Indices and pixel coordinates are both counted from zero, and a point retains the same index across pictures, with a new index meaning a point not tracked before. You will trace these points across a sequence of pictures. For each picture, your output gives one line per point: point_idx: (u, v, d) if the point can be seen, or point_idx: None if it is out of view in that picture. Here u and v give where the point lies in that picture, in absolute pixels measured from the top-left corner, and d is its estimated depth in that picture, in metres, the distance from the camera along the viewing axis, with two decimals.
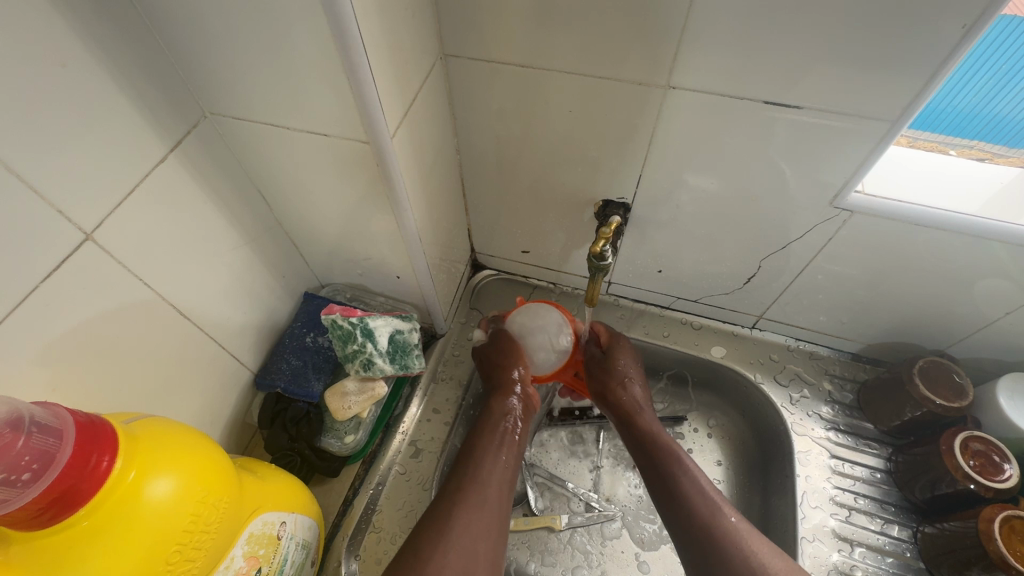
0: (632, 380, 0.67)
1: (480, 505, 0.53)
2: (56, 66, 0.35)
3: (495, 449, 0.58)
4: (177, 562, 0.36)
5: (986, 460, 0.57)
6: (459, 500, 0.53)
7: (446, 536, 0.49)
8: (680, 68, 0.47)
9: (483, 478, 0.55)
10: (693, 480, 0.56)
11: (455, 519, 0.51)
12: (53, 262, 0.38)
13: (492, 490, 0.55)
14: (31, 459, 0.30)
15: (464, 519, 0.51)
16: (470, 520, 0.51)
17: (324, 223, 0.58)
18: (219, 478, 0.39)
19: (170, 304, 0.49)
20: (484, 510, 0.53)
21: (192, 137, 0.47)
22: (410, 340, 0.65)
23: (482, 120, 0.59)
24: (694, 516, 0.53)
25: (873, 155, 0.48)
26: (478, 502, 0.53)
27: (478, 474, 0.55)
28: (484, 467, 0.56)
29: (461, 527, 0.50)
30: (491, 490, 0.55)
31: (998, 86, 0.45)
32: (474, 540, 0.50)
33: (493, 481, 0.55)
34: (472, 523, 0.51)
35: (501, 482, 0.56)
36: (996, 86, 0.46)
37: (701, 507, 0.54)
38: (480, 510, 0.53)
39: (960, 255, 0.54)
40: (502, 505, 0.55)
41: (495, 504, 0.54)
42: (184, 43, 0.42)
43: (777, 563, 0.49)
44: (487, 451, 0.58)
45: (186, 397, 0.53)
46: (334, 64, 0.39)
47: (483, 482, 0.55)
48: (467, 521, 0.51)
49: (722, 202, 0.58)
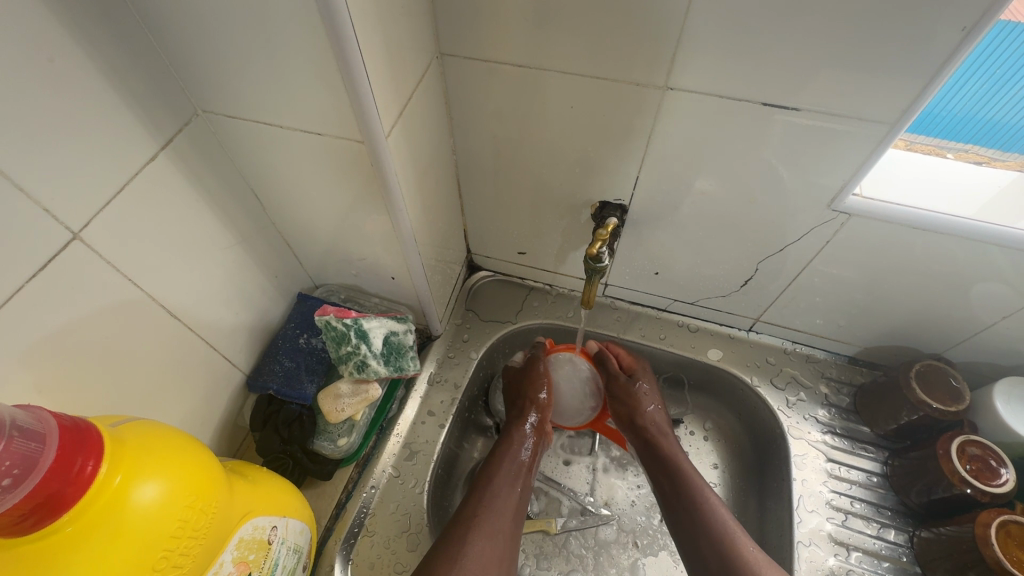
0: (655, 406, 0.68)
1: (493, 533, 0.53)
2: (42, 61, 0.34)
3: (507, 479, 0.59)
4: (164, 568, 0.35)
5: (983, 464, 0.56)
6: (471, 525, 0.53)
7: (456, 562, 0.49)
8: (678, 69, 0.47)
9: (496, 507, 0.56)
10: (710, 510, 0.56)
11: (467, 546, 0.51)
12: (39, 261, 0.37)
13: (503, 520, 0.55)
14: (12, 464, 0.29)
15: (477, 546, 0.51)
16: (483, 549, 0.51)
17: (318, 223, 0.58)
18: (207, 482, 0.38)
19: (160, 304, 0.48)
20: (497, 540, 0.53)
21: (184, 135, 0.46)
22: (405, 342, 0.65)
23: (479, 120, 0.58)
24: (712, 542, 0.54)
25: (871, 158, 0.48)
26: (491, 530, 0.53)
27: (492, 502, 0.56)
28: (497, 496, 0.57)
29: (473, 554, 0.50)
30: (502, 520, 0.55)
31: (993, 90, 0.45)
32: (486, 568, 0.50)
33: (505, 510, 0.56)
34: (486, 552, 0.51)
35: (512, 511, 0.56)
36: (992, 90, 0.45)
37: (720, 534, 0.54)
38: (493, 539, 0.53)
39: (958, 258, 0.53)
40: (513, 534, 0.55)
41: (506, 532, 0.54)
42: (175, 39, 0.41)
43: None
44: (498, 480, 0.58)
45: (176, 398, 0.52)
46: (328, 62, 0.38)
47: (496, 511, 0.55)
48: (478, 549, 0.51)
49: (720, 204, 0.58)
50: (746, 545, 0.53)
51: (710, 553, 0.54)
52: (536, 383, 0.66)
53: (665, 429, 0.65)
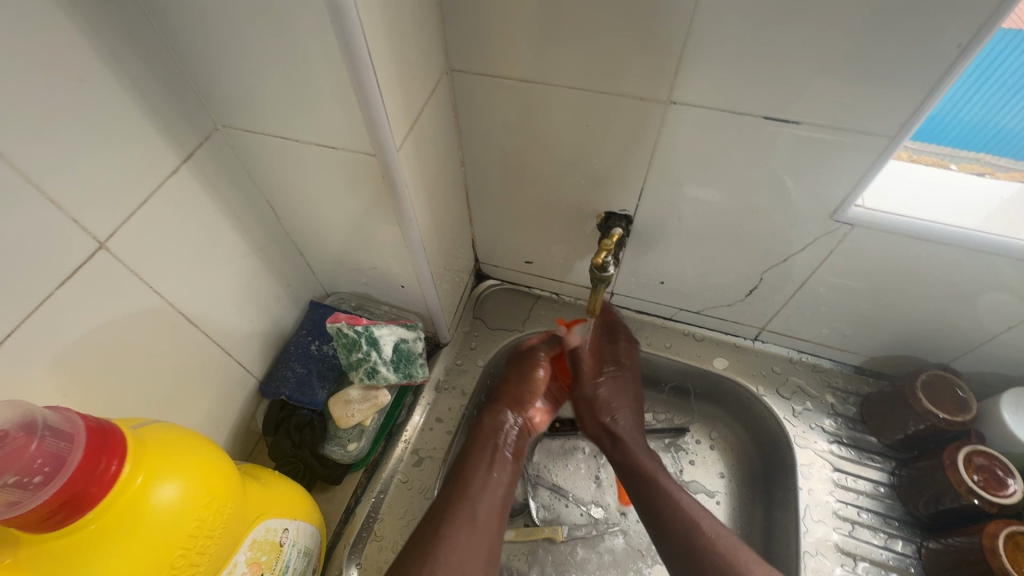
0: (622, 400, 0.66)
1: (470, 523, 0.54)
2: (75, 80, 0.36)
3: (483, 466, 0.59)
4: (182, 565, 0.36)
5: (990, 475, 0.56)
6: (449, 519, 0.54)
7: (433, 555, 0.51)
8: (681, 84, 0.48)
9: (473, 496, 0.56)
10: (675, 498, 0.56)
11: (444, 539, 0.52)
12: (68, 269, 0.39)
13: (482, 509, 0.56)
14: (43, 462, 0.31)
15: (453, 537, 0.52)
16: (458, 539, 0.52)
17: (330, 233, 0.59)
18: (223, 483, 0.39)
19: (179, 312, 0.50)
20: (476, 529, 0.54)
21: (204, 149, 0.48)
22: (414, 349, 0.66)
23: (487, 133, 0.60)
24: (679, 531, 0.54)
25: (872, 170, 0.49)
26: (466, 521, 0.54)
27: (467, 493, 0.56)
28: (472, 486, 0.57)
29: (448, 550, 0.51)
30: (480, 508, 0.56)
31: (1004, 101, 0.46)
32: (461, 560, 0.51)
33: (482, 499, 0.56)
34: (461, 541, 0.52)
35: (492, 503, 0.57)
36: (1003, 98, 0.46)
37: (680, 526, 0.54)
38: (469, 529, 0.54)
39: (962, 268, 0.54)
40: (497, 526, 0.56)
41: (484, 524, 0.55)
42: (198, 58, 0.43)
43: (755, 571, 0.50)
44: (476, 470, 0.59)
45: (193, 403, 0.54)
46: (343, 80, 0.40)
47: (471, 499, 0.56)
48: (455, 541, 0.52)
49: (724, 214, 0.59)
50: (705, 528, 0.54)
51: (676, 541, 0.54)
52: (528, 375, 0.68)
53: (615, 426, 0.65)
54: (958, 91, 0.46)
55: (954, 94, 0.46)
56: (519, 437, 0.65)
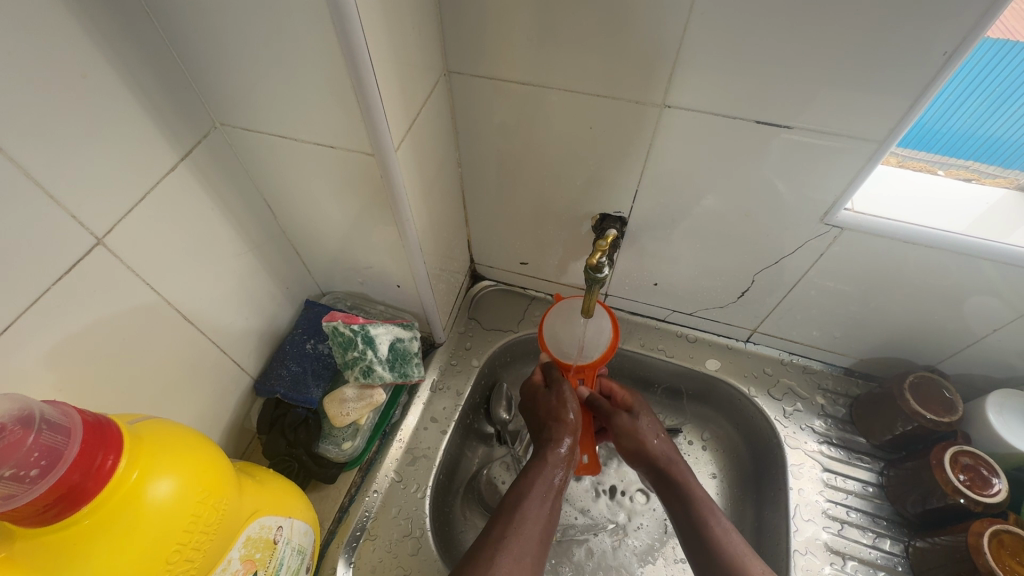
0: (660, 435, 0.67)
1: (519, 558, 0.51)
2: (76, 75, 0.36)
3: (536, 499, 0.56)
4: (177, 562, 0.36)
5: (975, 474, 0.57)
6: (497, 548, 0.51)
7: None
8: (675, 88, 0.49)
9: (524, 530, 0.53)
10: (727, 533, 0.56)
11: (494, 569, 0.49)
12: (65, 264, 0.39)
13: (531, 547, 0.52)
14: (40, 456, 0.31)
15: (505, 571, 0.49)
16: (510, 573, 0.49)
17: (326, 232, 0.60)
18: (217, 479, 0.39)
19: (174, 307, 0.49)
20: (523, 563, 0.51)
21: (203, 146, 0.48)
22: (410, 348, 0.67)
23: (483, 134, 0.61)
24: (724, 548, 0.55)
25: (861, 173, 0.50)
26: (518, 555, 0.51)
27: (520, 526, 0.53)
28: (525, 520, 0.54)
29: None
30: (529, 543, 0.52)
31: (994, 107, 0.47)
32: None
33: (533, 532, 0.53)
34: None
35: (539, 533, 0.54)
36: (990, 106, 0.47)
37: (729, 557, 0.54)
38: (518, 564, 0.51)
39: (949, 271, 0.55)
40: (539, 554, 0.53)
41: (533, 559, 0.52)
42: (197, 56, 0.43)
43: None
44: (527, 501, 0.56)
45: (187, 400, 0.54)
46: (343, 78, 0.40)
47: (523, 535, 0.53)
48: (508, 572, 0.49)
49: (716, 217, 0.60)
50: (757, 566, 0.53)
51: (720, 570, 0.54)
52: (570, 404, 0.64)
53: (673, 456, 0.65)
54: (947, 98, 0.47)
55: (944, 101, 0.47)
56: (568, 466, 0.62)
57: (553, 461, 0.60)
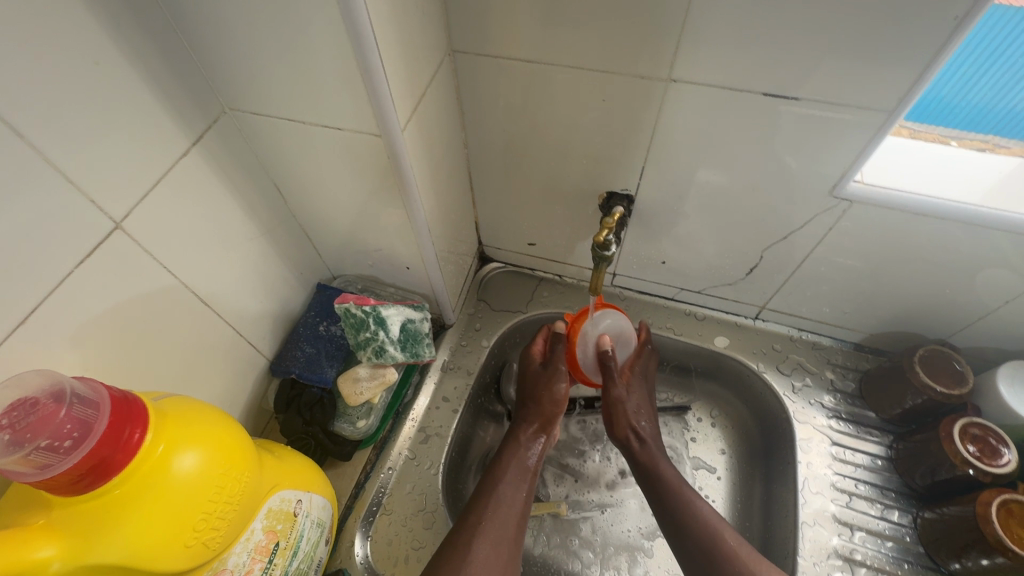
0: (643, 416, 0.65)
1: (496, 541, 0.52)
2: (88, 62, 0.37)
3: (511, 481, 0.58)
4: (202, 531, 0.38)
5: (986, 445, 0.57)
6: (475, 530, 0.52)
7: (458, 572, 0.48)
8: (681, 62, 0.48)
9: (500, 513, 0.54)
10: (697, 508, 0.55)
11: (470, 554, 0.50)
12: (86, 248, 0.40)
13: (507, 528, 0.54)
14: (72, 428, 0.32)
15: (481, 553, 0.50)
16: (487, 555, 0.50)
17: (336, 216, 0.60)
18: (238, 453, 0.41)
19: (191, 291, 0.51)
20: (501, 545, 0.52)
21: (213, 132, 0.49)
22: (421, 329, 0.68)
23: (489, 115, 0.61)
24: (697, 526, 0.54)
25: (870, 146, 0.49)
26: (495, 538, 0.52)
27: (495, 508, 0.55)
28: (501, 502, 0.55)
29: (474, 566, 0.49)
30: (506, 524, 0.54)
31: (1014, 80, 0.46)
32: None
33: (509, 514, 0.54)
34: (489, 559, 0.50)
35: (514, 514, 0.55)
36: (1015, 76, 0.46)
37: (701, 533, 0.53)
38: (495, 547, 0.52)
39: (960, 244, 0.54)
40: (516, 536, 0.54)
41: (511, 541, 0.53)
42: (205, 41, 0.44)
43: None
44: (503, 484, 0.57)
45: (207, 381, 0.55)
46: (348, 60, 0.41)
47: (499, 517, 0.54)
48: (482, 556, 0.50)
49: (724, 194, 0.60)
50: (730, 538, 0.52)
51: (695, 546, 0.53)
52: (551, 388, 0.64)
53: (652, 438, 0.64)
54: (965, 73, 0.47)
55: (961, 76, 0.47)
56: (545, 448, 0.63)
57: (529, 446, 0.62)
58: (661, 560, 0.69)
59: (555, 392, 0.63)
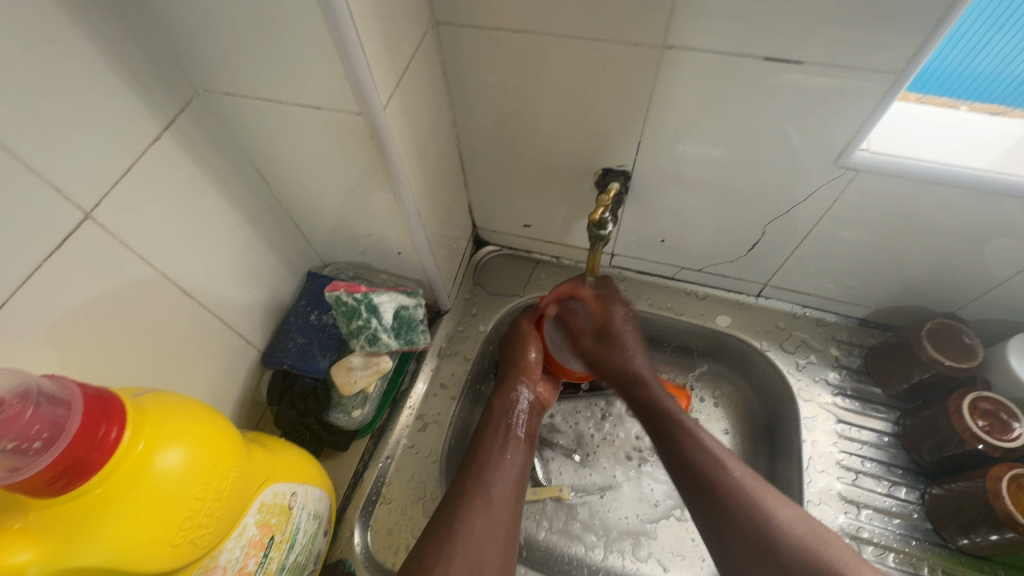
0: (640, 351, 0.61)
1: (486, 505, 0.51)
2: (44, 41, 0.35)
3: (496, 448, 0.57)
4: (190, 527, 0.37)
5: (996, 420, 0.56)
6: (464, 504, 0.51)
7: (449, 543, 0.48)
8: (676, 27, 0.45)
9: (487, 480, 0.53)
10: (696, 439, 0.54)
11: (458, 526, 0.49)
12: (54, 241, 0.38)
13: (498, 494, 0.53)
14: (41, 428, 0.31)
15: (469, 521, 0.49)
16: (474, 523, 0.50)
17: (322, 201, 0.58)
18: (226, 448, 0.40)
19: (172, 282, 0.49)
20: (491, 511, 0.51)
21: (186, 115, 0.47)
22: (415, 316, 0.66)
23: (477, 90, 0.58)
24: (696, 459, 0.52)
25: (876, 112, 0.47)
26: (483, 504, 0.51)
27: (483, 475, 0.54)
28: (488, 467, 0.55)
29: (464, 532, 0.49)
30: (496, 492, 0.53)
31: (1020, 47, 0.44)
32: (480, 544, 0.48)
33: (496, 480, 0.54)
34: (477, 527, 0.49)
35: (505, 482, 0.54)
36: (1019, 46, 0.43)
37: (701, 463, 0.52)
38: (484, 513, 0.51)
39: (971, 214, 0.52)
40: (514, 506, 0.53)
41: (502, 506, 0.52)
42: (170, 17, 0.41)
43: (785, 511, 0.47)
44: (491, 451, 0.56)
45: (195, 374, 0.54)
46: (323, 34, 0.38)
47: (488, 483, 0.53)
48: (472, 525, 0.49)
49: (725, 168, 0.57)
50: (733, 469, 0.50)
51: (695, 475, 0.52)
52: (523, 347, 0.65)
53: (647, 376, 0.60)
54: (972, 38, 0.44)
55: (968, 42, 0.44)
56: (530, 414, 0.62)
57: (512, 409, 0.61)
58: (665, 542, 0.68)
59: (525, 358, 0.64)
